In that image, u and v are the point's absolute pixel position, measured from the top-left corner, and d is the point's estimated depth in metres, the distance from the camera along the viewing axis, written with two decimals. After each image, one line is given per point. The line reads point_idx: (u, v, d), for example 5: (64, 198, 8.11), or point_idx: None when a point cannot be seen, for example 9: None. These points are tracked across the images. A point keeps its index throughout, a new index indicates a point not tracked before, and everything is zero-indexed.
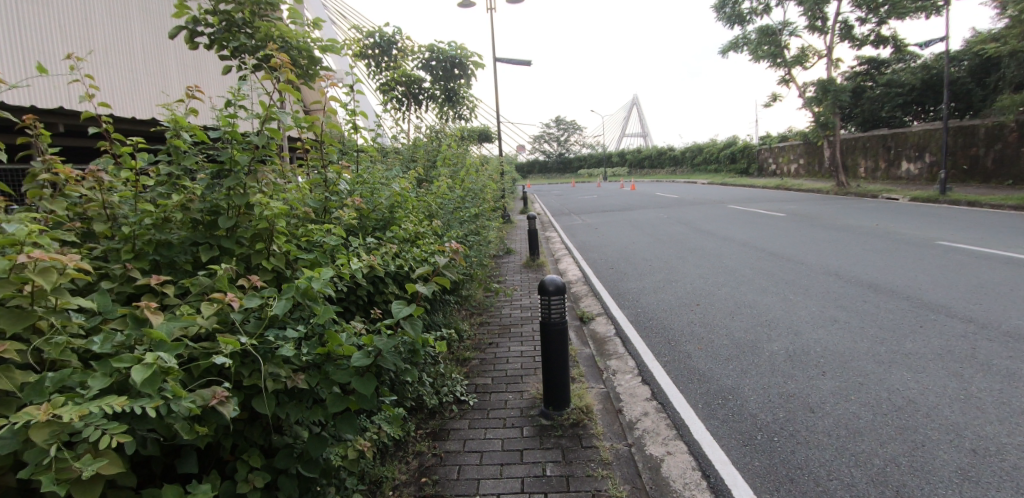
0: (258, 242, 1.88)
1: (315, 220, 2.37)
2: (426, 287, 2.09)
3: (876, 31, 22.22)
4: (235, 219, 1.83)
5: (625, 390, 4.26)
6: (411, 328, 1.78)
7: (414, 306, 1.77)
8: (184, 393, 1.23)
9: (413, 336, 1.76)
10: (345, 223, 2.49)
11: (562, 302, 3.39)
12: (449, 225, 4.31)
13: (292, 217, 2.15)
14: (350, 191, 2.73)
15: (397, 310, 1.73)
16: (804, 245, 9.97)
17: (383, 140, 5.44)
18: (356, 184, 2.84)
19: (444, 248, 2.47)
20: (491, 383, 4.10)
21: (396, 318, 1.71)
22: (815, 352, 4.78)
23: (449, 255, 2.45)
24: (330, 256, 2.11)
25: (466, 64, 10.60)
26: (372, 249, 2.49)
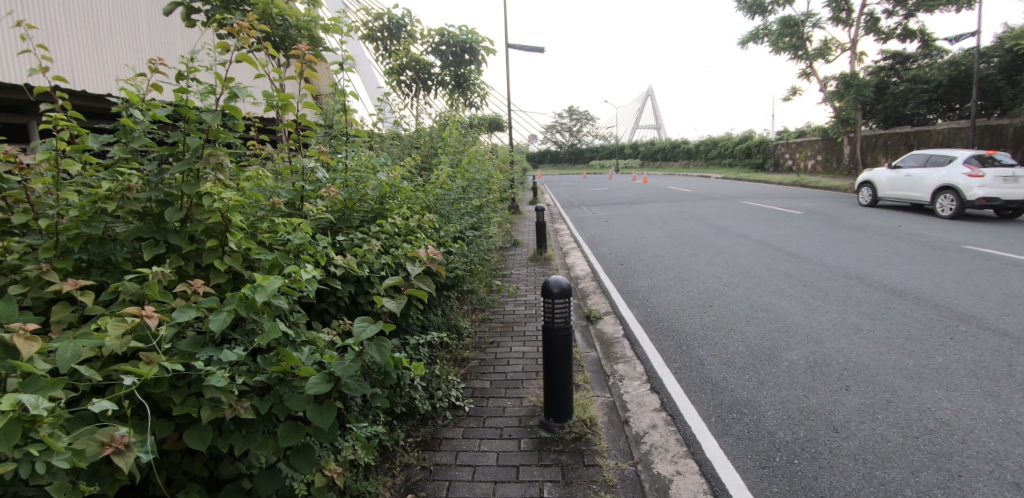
0: (210, 238, 1.67)
1: (286, 212, 2.13)
2: (393, 300, 1.83)
3: (903, 24, 21.48)
4: (184, 211, 1.65)
5: (632, 399, 4.00)
6: (377, 350, 1.57)
7: (379, 324, 1.57)
8: (58, 447, 1.11)
9: (378, 359, 1.55)
10: (320, 216, 2.23)
11: (567, 306, 3.11)
12: (449, 218, 4.05)
13: (247, 209, 1.90)
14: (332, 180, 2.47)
15: (359, 329, 1.53)
16: (823, 245, 9.60)
17: (380, 127, 5.11)
18: (337, 170, 2.58)
19: (419, 253, 2.16)
20: (489, 387, 3.84)
21: (359, 339, 1.50)
22: (837, 365, 4.49)
23: (425, 261, 2.14)
24: (295, 256, 1.86)
25: (477, 49, 10.24)
26: (347, 252, 2.22)
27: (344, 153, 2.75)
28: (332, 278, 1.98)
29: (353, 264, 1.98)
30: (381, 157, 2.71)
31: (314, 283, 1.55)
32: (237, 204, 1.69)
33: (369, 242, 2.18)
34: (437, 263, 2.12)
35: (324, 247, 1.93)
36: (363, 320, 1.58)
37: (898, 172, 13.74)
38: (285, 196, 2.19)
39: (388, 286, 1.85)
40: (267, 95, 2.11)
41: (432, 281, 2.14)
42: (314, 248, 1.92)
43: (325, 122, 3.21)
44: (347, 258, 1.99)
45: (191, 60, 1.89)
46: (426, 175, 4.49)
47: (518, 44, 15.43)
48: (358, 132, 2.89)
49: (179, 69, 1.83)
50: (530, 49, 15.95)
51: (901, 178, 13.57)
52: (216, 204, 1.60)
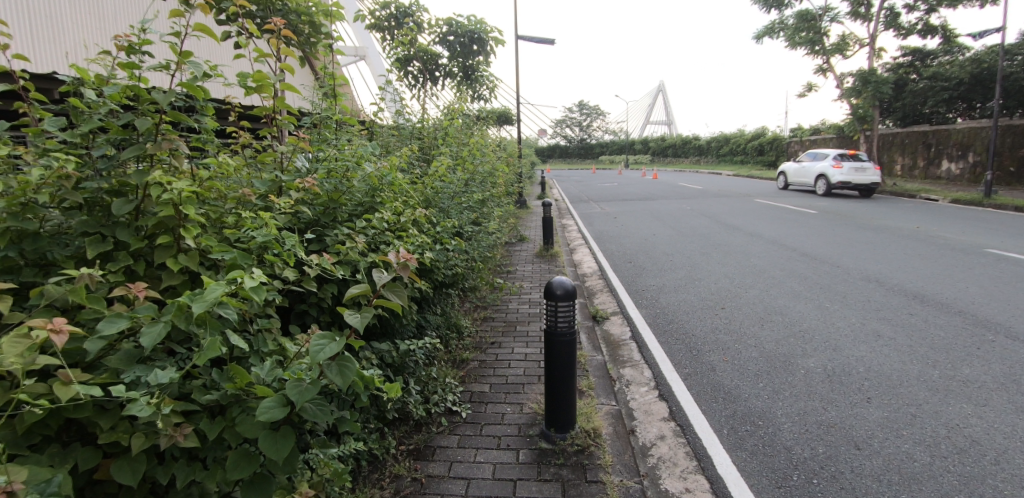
0: (162, 233, 1.59)
1: (257, 205, 1.98)
2: (354, 313, 1.63)
3: (924, 20, 20.94)
4: (134, 204, 1.59)
5: (639, 406, 3.81)
6: (337, 372, 1.44)
7: (339, 342, 1.43)
8: None
9: (339, 382, 1.42)
10: (296, 210, 2.07)
11: (571, 309, 2.89)
12: (448, 212, 3.86)
13: (205, 201, 1.77)
14: (319, 170, 2.31)
15: (316, 350, 1.39)
16: (839, 245, 9.35)
17: (381, 117, 4.91)
18: (320, 159, 2.42)
19: (388, 256, 1.93)
20: (488, 392, 3.65)
21: (315, 361, 1.36)
22: (857, 375, 4.28)
23: (396, 267, 1.91)
24: (257, 256, 1.74)
25: (486, 39, 9.97)
26: (326, 253, 2.06)
27: (332, 141, 2.59)
28: (308, 281, 1.84)
29: (330, 265, 1.87)
30: (369, 145, 2.54)
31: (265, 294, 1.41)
32: (191, 196, 1.58)
33: (351, 241, 2.04)
34: (408, 271, 1.89)
35: (297, 250, 1.78)
36: (322, 338, 1.44)
37: (804, 163, 18.96)
38: (259, 187, 2.04)
39: (351, 296, 1.65)
40: (240, 75, 1.94)
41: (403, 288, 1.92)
42: (287, 252, 1.77)
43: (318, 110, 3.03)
44: (324, 258, 1.88)
45: (143, 30, 1.73)
46: (423, 167, 4.30)
47: (528, 35, 15.12)
48: (349, 118, 2.71)
49: (130, 41, 1.70)
50: (540, 40, 15.62)
51: (802, 169, 19.00)
52: (163, 195, 1.50)
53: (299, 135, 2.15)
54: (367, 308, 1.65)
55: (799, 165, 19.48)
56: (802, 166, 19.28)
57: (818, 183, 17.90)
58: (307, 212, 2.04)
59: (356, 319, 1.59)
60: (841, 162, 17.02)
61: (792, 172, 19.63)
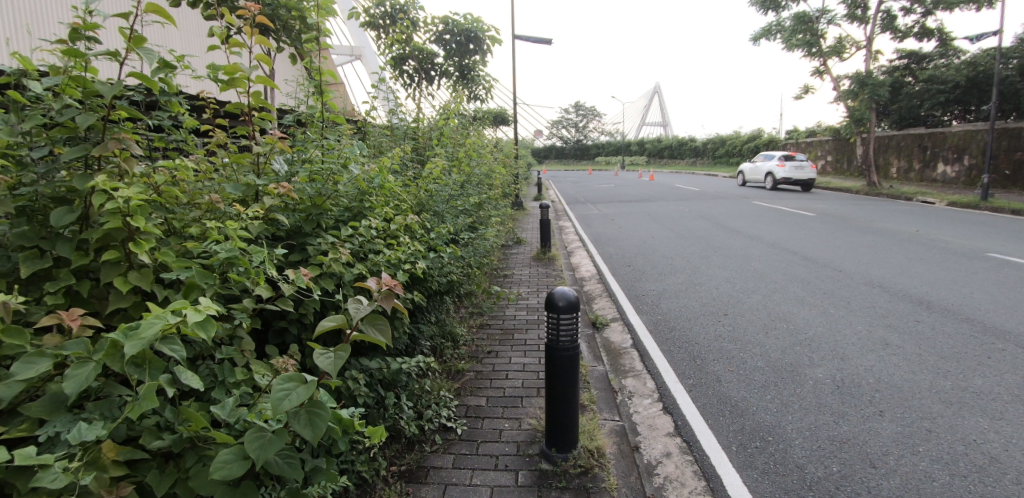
0: (110, 248, 1.47)
1: (226, 213, 1.83)
2: (326, 354, 1.45)
3: (920, 23, 20.95)
4: (78, 214, 1.47)
5: (643, 420, 3.63)
6: (301, 421, 1.35)
7: (305, 390, 1.32)
8: None
9: (307, 435, 1.33)
10: (271, 218, 1.91)
11: (574, 322, 2.71)
12: (442, 216, 3.68)
13: (162, 208, 1.64)
14: (301, 172, 2.15)
15: (281, 398, 1.28)
16: (839, 249, 9.22)
17: (373, 117, 4.72)
18: (299, 160, 2.27)
19: (370, 283, 1.69)
20: (485, 405, 3.47)
21: (276, 413, 1.26)
22: (867, 386, 4.13)
23: (378, 296, 1.67)
24: (219, 273, 1.60)
25: (482, 38, 9.80)
26: (306, 266, 1.89)
27: (314, 141, 2.42)
28: (285, 301, 1.69)
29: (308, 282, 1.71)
30: (355, 143, 2.36)
31: (214, 330, 1.33)
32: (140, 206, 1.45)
33: (334, 251, 1.86)
34: (390, 303, 1.65)
35: (268, 268, 1.63)
36: (288, 382, 1.33)
37: (757, 163, 22.32)
38: (232, 191, 1.90)
39: (324, 332, 1.47)
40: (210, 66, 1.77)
41: (389, 323, 1.68)
42: (257, 269, 1.61)
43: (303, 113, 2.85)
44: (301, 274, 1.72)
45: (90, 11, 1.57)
46: (416, 168, 4.12)
47: (525, 34, 14.92)
48: (335, 118, 2.54)
49: (74, 26, 1.57)
50: (537, 40, 15.45)
51: (755, 168, 22.24)
52: (109, 204, 1.38)
53: (276, 131, 2.00)
54: (341, 348, 1.46)
55: (753, 165, 22.73)
56: (757, 165, 22.57)
57: (767, 180, 21.19)
58: (284, 220, 1.87)
59: (328, 361, 1.43)
60: (784, 161, 20.37)
61: (748, 171, 22.91)
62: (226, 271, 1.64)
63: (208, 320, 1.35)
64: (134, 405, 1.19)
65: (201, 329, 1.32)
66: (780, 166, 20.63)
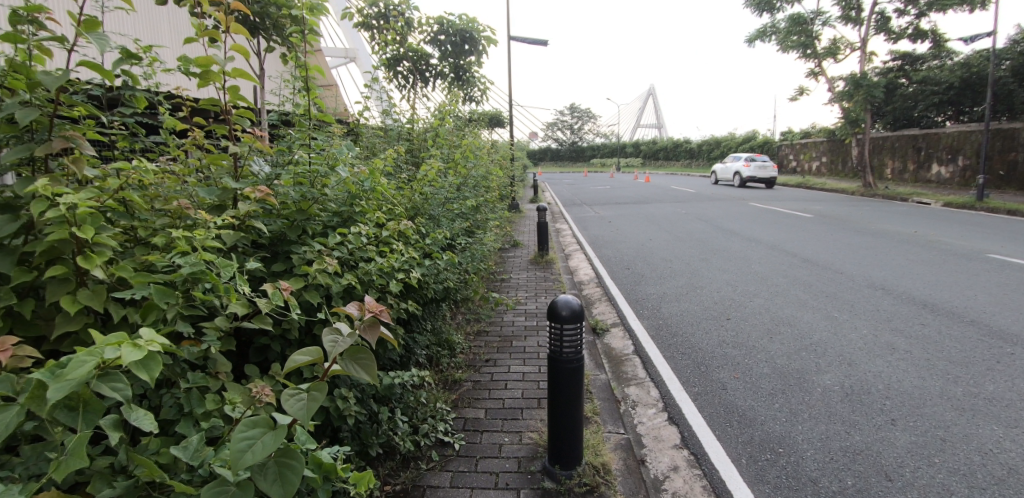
0: (56, 261, 1.34)
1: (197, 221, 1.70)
2: (298, 396, 1.31)
3: (915, 24, 20.99)
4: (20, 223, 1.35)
5: (648, 432, 3.50)
6: (265, 476, 1.23)
7: (270, 443, 1.20)
8: None
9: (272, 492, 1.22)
10: (248, 226, 1.77)
11: (578, 332, 2.57)
12: (437, 221, 3.54)
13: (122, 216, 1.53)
14: (283, 175, 2.00)
15: (243, 450, 1.17)
16: (839, 251, 9.13)
17: (365, 117, 4.56)
18: (282, 162, 2.13)
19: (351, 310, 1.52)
20: (483, 418, 3.32)
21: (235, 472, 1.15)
22: (878, 393, 4.00)
23: (360, 326, 1.50)
24: (182, 289, 1.46)
25: (478, 39, 9.66)
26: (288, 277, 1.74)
27: (300, 142, 2.27)
28: (260, 320, 1.54)
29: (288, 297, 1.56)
30: (342, 144, 2.21)
31: (158, 370, 1.16)
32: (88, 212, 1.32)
33: (318, 262, 1.72)
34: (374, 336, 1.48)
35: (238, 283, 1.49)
36: (252, 430, 1.22)
37: (728, 163, 24.68)
38: (204, 196, 1.77)
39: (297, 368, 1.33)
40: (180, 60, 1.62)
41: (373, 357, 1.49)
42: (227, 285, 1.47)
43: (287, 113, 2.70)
44: (279, 288, 1.58)
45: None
46: (409, 170, 3.96)
47: (520, 36, 14.79)
48: (324, 118, 2.38)
49: (17, 10, 1.46)
50: (533, 41, 15.33)
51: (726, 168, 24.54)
52: (50, 211, 1.27)
53: (254, 130, 1.82)
54: (315, 388, 1.33)
55: (725, 165, 25.06)
56: (728, 166, 24.87)
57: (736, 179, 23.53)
58: (262, 228, 1.71)
59: (301, 403, 1.30)
60: (750, 162, 22.71)
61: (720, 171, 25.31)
62: (190, 287, 1.49)
63: (153, 357, 1.18)
64: (60, 462, 1.03)
65: (144, 369, 1.16)
66: (746, 166, 23.01)
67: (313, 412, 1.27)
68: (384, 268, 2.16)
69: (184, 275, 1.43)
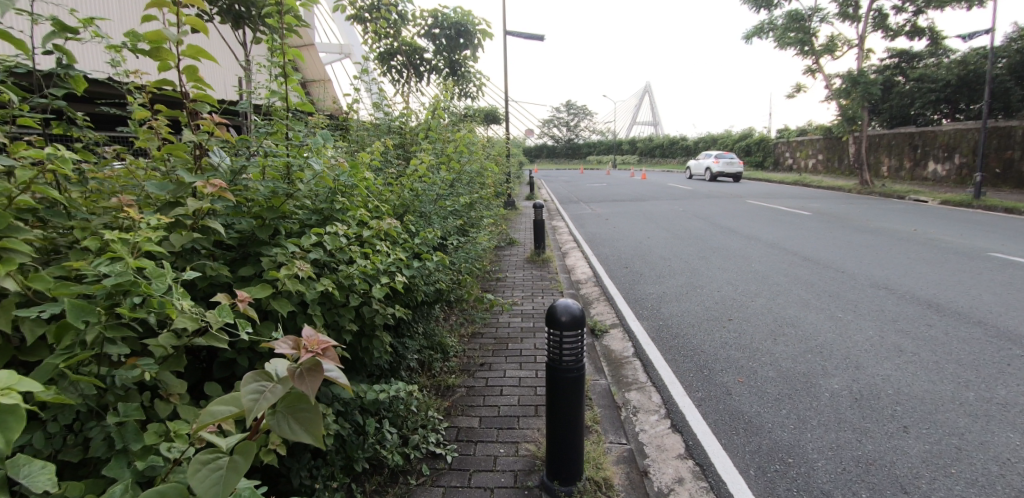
0: None
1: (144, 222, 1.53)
2: (210, 468, 1.05)
3: (912, 22, 20.89)
4: None
5: (650, 440, 3.33)
6: None
7: None
8: None
9: None
10: (203, 226, 1.57)
11: (578, 339, 2.40)
12: (428, 218, 3.34)
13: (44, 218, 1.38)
14: (253, 168, 1.81)
15: None
16: (840, 249, 8.98)
17: (355, 111, 4.37)
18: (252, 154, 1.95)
19: (284, 351, 1.15)
20: (477, 427, 3.14)
21: None
22: (888, 398, 3.84)
23: (295, 373, 1.12)
24: (104, 303, 1.29)
25: (473, 32, 9.45)
26: (250, 285, 1.54)
27: (271, 132, 2.07)
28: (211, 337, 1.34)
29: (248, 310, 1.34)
30: (320, 134, 2.02)
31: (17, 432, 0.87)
32: None
33: (284, 267, 1.52)
34: (314, 388, 1.11)
35: (176, 296, 1.29)
36: None
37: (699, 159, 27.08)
38: (156, 192, 1.57)
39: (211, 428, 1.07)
40: (128, 35, 1.45)
41: (317, 406, 1.16)
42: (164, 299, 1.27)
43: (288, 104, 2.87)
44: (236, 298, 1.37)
45: None
46: (396, 163, 3.75)
47: (516, 31, 14.60)
48: (304, 106, 2.17)
49: None
50: (529, 36, 15.12)
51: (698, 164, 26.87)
52: None
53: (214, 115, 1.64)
54: (236, 455, 1.07)
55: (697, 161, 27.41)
56: (700, 162, 27.23)
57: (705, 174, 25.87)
58: (218, 228, 1.51)
59: (217, 476, 1.05)
60: (717, 159, 25.00)
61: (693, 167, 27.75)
62: (118, 301, 1.30)
63: (13, 411, 0.89)
64: None
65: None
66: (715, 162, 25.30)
67: (229, 490, 1.02)
68: (366, 272, 1.97)
69: (108, 286, 1.24)
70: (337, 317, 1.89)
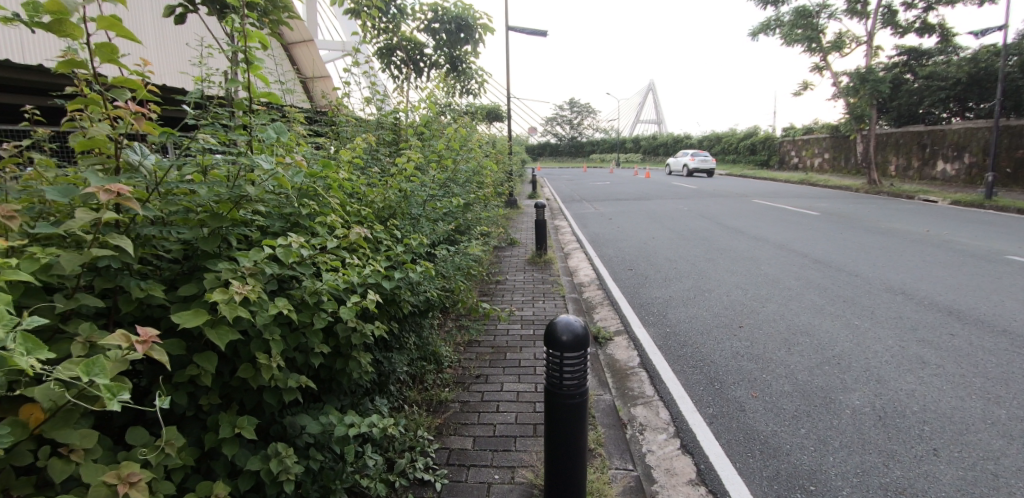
0: None
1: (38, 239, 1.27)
2: None
3: (922, 18, 20.48)
4: None
5: (658, 463, 3.07)
6: None
7: None
8: None
9: None
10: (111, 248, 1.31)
11: (580, 359, 2.14)
12: (416, 221, 3.08)
13: None
14: (195, 169, 1.59)
15: None
16: (852, 251, 8.68)
17: (344, 106, 4.12)
18: (203, 152, 1.75)
19: None
20: (470, 449, 2.89)
21: None
22: (913, 417, 3.56)
23: None
24: None
25: (474, 27, 9.17)
26: (179, 310, 1.31)
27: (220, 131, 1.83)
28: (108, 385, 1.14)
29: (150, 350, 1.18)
30: (280, 129, 1.79)
31: None
32: None
33: (218, 292, 1.28)
34: None
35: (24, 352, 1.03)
36: None
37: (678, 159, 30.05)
38: (57, 199, 1.31)
39: None
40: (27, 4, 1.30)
41: None
42: (10, 356, 1.02)
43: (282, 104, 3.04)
44: (137, 340, 1.20)
45: None
46: (383, 162, 3.49)
47: (518, 26, 14.31)
48: (269, 97, 1.94)
49: None
50: (532, 32, 14.84)
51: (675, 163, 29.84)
52: None
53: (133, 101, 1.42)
54: None
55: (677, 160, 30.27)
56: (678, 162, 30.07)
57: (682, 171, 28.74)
58: (126, 250, 1.24)
59: None
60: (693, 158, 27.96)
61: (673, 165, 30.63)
62: None
63: None
64: None
65: None
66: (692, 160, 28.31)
67: None
68: (335, 287, 1.73)
69: None
70: (302, 339, 1.66)
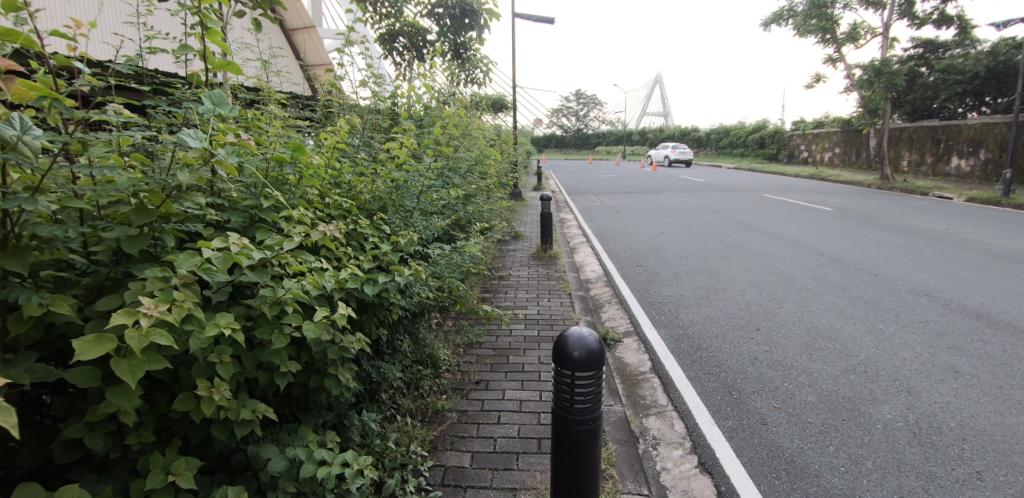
0: None
1: None
2: None
3: (940, 9, 19.81)
4: None
5: (676, 485, 2.79)
6: None
7: None
8: None
9: None
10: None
11: (593, 380, 1.85)
12: (408, 214, 2.82)
13: None
14: (117, 150, 1.50)
15: None
16: (869, 250, 8.32)
17: (336, 89, 3.82)
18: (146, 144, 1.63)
19: None
20: (468, 467, 2.61)
21: None
22: (951, 434, 3.27)
23: None
24: None
25: (479, 12, 8.80)
26: (88, 334, 1.20)
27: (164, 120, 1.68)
28: None
29: None
30: (216, 99, 1.56)
31: None
32: None
33: (123, 317, 1.14)
34: None
35: None
36: None
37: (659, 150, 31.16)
38: None
39: None
40: None
41: None
42: None
43: (262, 84, 2.77)
44: None
45: None
46: (374, 149, 3.20)
47: (524, 13, 13.87)
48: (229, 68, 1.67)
49: None
50: (539, 20, 14.43)
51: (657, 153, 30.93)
52: None
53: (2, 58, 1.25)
54: None
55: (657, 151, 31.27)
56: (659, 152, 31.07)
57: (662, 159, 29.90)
58: None
59: None
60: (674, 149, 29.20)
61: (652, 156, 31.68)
62: None
63: None
64: None
65: None
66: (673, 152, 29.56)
67: None
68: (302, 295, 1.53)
69: None
70: (262, 358, 1.47)
